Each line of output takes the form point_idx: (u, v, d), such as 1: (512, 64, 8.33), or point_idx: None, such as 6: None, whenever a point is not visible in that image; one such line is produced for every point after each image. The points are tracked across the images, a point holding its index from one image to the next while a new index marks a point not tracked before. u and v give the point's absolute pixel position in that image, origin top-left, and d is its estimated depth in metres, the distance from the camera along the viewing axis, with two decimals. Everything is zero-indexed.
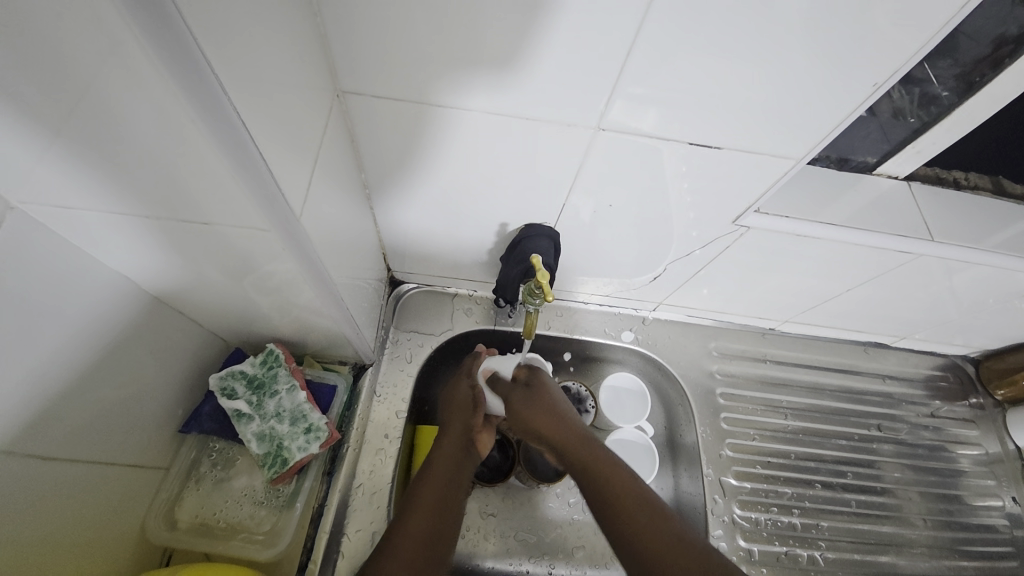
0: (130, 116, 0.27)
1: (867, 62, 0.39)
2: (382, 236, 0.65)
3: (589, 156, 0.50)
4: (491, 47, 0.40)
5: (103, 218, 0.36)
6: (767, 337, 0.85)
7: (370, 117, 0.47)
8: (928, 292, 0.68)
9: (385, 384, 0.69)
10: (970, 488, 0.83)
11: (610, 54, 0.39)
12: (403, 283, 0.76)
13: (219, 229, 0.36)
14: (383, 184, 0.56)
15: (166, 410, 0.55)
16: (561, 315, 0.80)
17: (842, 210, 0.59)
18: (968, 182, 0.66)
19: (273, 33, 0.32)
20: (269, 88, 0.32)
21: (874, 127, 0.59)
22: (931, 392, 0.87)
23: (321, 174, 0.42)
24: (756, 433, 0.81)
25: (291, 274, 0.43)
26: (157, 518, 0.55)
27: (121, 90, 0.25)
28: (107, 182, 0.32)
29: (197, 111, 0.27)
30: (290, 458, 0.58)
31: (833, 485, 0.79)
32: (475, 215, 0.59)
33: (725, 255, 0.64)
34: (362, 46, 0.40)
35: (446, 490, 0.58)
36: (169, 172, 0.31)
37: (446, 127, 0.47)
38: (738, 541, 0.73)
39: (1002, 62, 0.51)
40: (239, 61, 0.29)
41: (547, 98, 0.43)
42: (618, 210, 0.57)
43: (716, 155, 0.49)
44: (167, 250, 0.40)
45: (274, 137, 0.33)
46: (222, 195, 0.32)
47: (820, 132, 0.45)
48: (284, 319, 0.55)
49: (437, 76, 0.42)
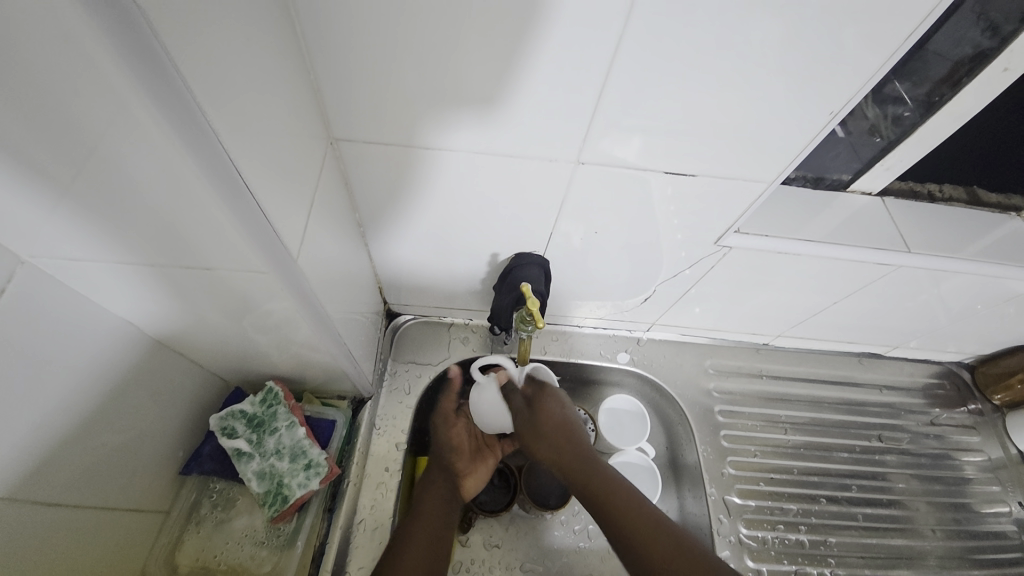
0: (132, 171, 0.28)
1: (825, 90, 0.42)
2: (378, 270, 0.66)
3: (573, 187, 0.52)
4: (474, 89, 0.42)
5: (107, 268, 0.37)
6: (762, 352, 0.86)
7: (364, 160, 0.49)
8: (916, 301, 0.69)
9: (385, 416, 0.70)
10: (977, 496, 0.82)
11: (586, 91, 0.42)
12: (400, 315, 0.77)
13: (218, 272, 0.38)
14: (377, 221, 0.58)
15: (167, 452, 0.55)
16: (557, 340, 0.81)
17: (820, 227, 0.61)
18: (942, 193, 0.68)
19: (267, 88, 0.34)
20: (263, 135, 0.34)
21: (845, 146, 0.62)
22: (929, 400, 0.88)
23: (316, 215, 0.43)
24: (758, 449, 0.80)
25: (288, 312, 0.44)
26: (158, 561, 0.55)
27: (128, 150, 0.27)
28: (112, 233, 0.33)
29: (199, 167, 0.28)
30: (291, 495, 0.58)
31: (839, 499, 0.79)
32: (468, 247, 0.61)
33: (712, 274, 0.65)
34: (354, 94, 0.43)
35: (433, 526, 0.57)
36: (170, 222, 0.32)
37: (434, 166, 0.50)
38: (747, 562, 0.71)
39: (960, 81, 0.53)
40: (237, 117, 0.31)
41: (528, 134, 0.46)
42: (606, 235, 0.59)
43: (694, 182, 0.51)
44: (168, 295, 0.41)
45: (270, 184, 0.35)
46: (221, 241, 0.34)
47: (790, 154, 0.47)
48: (282, 356, 0.55)
49: (425, 116, 0.45)
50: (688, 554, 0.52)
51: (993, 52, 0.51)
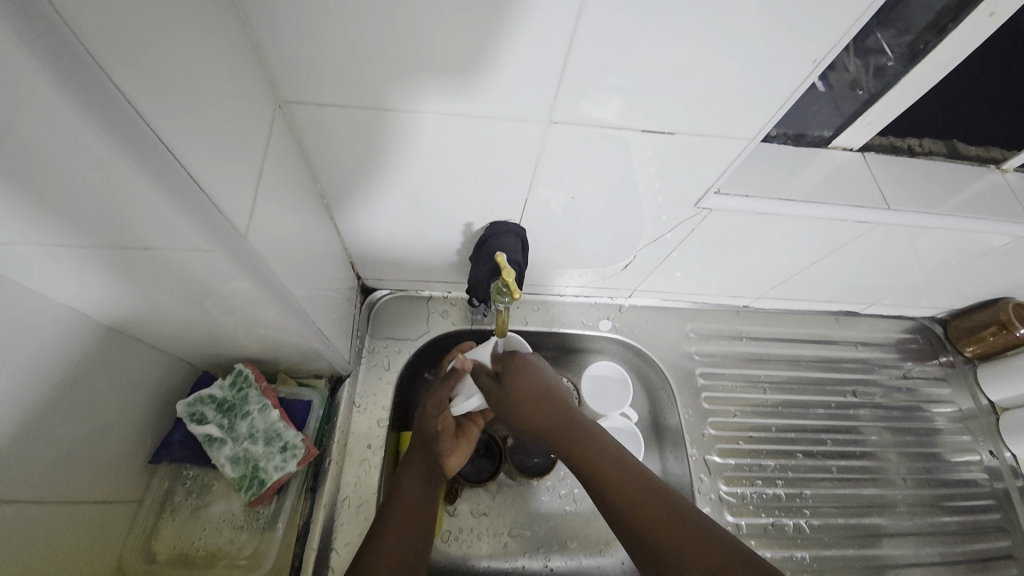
0: (44, 151, 0.25)
1: (804, 40, 0.39)
2: (347, 243, 0.63)
3: (546, 150, 0.49)
4: (433, 47, 0.39)
5: (33, 252, 0.34)
6: (742, 314, 0.87)
7: (318, 126, 0.46)
8: (893, 258, 0.70)
9: (364, 394, 0.68)
10: (947, 445, 0.86)
11: (553, 46, 0.39)
12: (375, 290, 0.75)
13: (159, 252, 0.35)
14: (341, 193, 0.55)
15: (134, 442, 0.53)
16: (539, 310, 0.80)
17: (800, 186, 0.60)
18: (923, 148, 0.67)
19: (194, 46, 0.31)
20: (193, 101, 0.30)
21: (826, 101, 0.60)
22: (902, 354, 0.90)
23: (267, 187, 0.40)
24: (738, 409, 0.82)
25: (249, 293, 0.42)
26: (134, 552, 0.54)
27: (35, 128, 0.24)
28: (29, 214, 0.30)
29: (121, 145, 0.26)
30: (268, 479, 0.57)
31: (815, 454, 0.81)
32: (440, 217, 0.59)
33: (693, 237, 0.64)
34: (301, 52, 0.39)
35: (411, 509, 0.57)
36: (99, 204, 0.29)
37: (400, 132, 0.47)
38: (726, 517, 0.74)
39: (945, 28, 0.52)
40: (162, 86, 0.27)
41: (496, 95, 0.43)
42: (584, 200, 0.57)
43: (671, 141, 0.49)
44: (108, 277, 0.38)
45: (210, 158, 0.32)
46: (160, 221, 0.31)
47: (771, 109, 0.45)
48: (249, 338, 0.53)
49: (384, 77, 0.41)
50: (689, 530, 0.50)
51: None
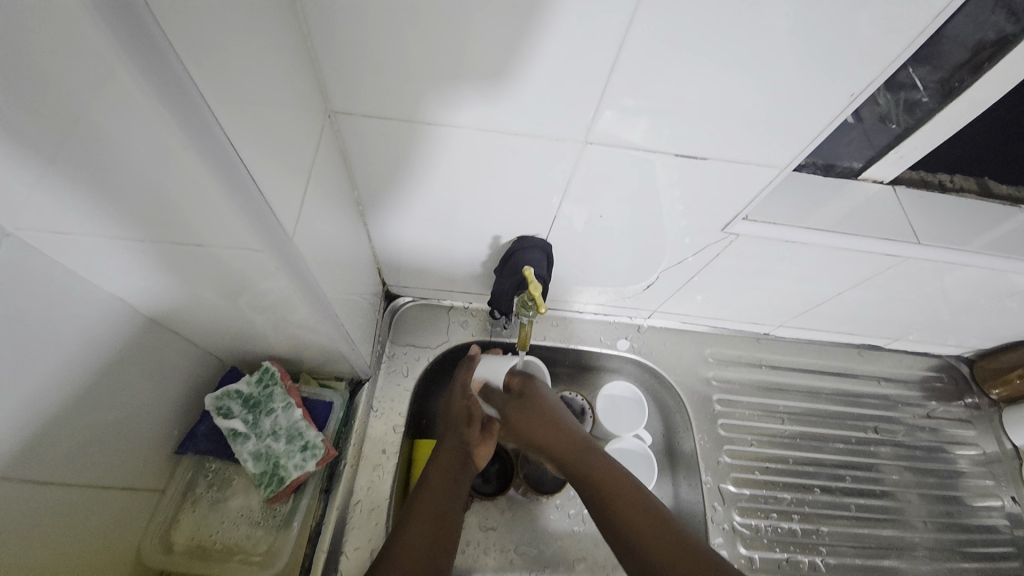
0: (118, 144, 0.27)
1: (840, 78, 0.40)
2: (375, 250, 0.65)
3: (577, 170, 0.51)
4: (475, 65, 0.41)
5: (98, 241, 0.36)
6: (762, 342, 0.86)
7: (361, 136, 0.48)
8: (919, 294, 0.69)
9: (383, 399, 0.69)
10: (970, 490, 0.83)
11: (594, 69, 0.40)
12: (399, 297, 0.76)
13: (210, 249, 0.36)
14: (377, 201, 0.56)
15: (162, 431, 0.55)
16: (557, 325, 0.80)
17: (828, 216, 0.60)
18: (953, 184, 0.67)
19: (262, 55, 0.33)
20: (260, 111, 0.33)
21: (858, 132, 0.61)
22: (926, 393, 0.88)
23: (312, 191, 0.42)
24: (755, 439, 0.81)
25: (284, 292, 0.43)
26: (152, 539, 0.55)
27: (116, 120, 0.26)
28: (97, 205, 0.31)
29: (189, 140, 0.27)
30: (287, 477, 0.58)
31: (832, 489, 0.79)
32: (466, 230, 0.60)
33: (717, 261, 0.64)
34: (354, 66, 0.41)
35: (438, 506, 0.57)
36: (163, 198, 0.31)
37: (436, 144, 0.48)
38: (739, 548, 0.72)
39: (980, 66, 0.52)
40: (227, 86, 0.29)
41: (533, 113, 0.44)
42: (610, 220, 0.58)
43: (703, 166, 0.50)
44: (161, 271, 0.40)
45: (266, 159, 0.34)
46: (214, 218, 0.33)
47: (801, 141, 0.46)
48: (279, 336, 0.55)
49: (426, 91, 0.43)
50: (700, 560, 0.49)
51: (1016, 38, 0.49)
